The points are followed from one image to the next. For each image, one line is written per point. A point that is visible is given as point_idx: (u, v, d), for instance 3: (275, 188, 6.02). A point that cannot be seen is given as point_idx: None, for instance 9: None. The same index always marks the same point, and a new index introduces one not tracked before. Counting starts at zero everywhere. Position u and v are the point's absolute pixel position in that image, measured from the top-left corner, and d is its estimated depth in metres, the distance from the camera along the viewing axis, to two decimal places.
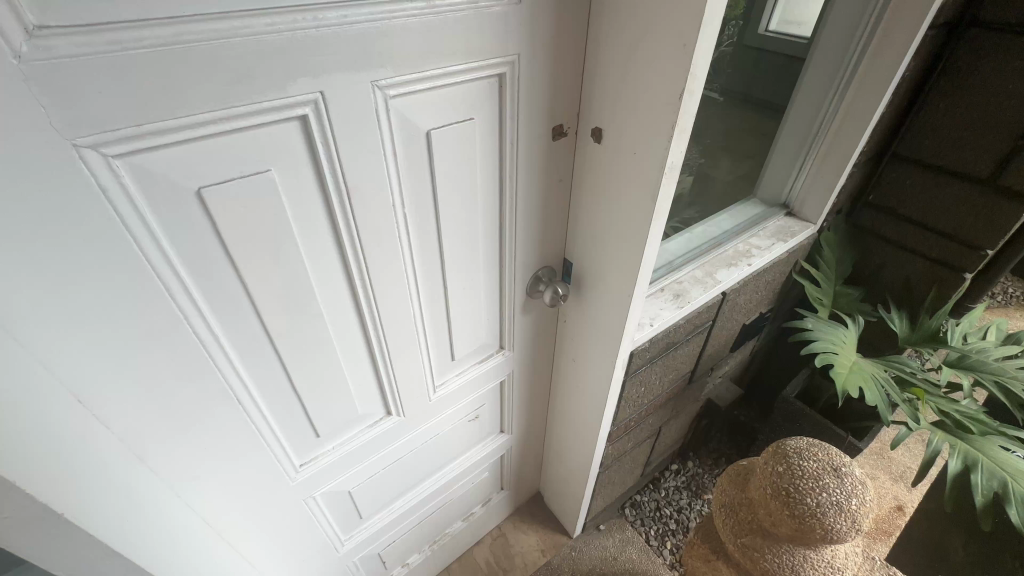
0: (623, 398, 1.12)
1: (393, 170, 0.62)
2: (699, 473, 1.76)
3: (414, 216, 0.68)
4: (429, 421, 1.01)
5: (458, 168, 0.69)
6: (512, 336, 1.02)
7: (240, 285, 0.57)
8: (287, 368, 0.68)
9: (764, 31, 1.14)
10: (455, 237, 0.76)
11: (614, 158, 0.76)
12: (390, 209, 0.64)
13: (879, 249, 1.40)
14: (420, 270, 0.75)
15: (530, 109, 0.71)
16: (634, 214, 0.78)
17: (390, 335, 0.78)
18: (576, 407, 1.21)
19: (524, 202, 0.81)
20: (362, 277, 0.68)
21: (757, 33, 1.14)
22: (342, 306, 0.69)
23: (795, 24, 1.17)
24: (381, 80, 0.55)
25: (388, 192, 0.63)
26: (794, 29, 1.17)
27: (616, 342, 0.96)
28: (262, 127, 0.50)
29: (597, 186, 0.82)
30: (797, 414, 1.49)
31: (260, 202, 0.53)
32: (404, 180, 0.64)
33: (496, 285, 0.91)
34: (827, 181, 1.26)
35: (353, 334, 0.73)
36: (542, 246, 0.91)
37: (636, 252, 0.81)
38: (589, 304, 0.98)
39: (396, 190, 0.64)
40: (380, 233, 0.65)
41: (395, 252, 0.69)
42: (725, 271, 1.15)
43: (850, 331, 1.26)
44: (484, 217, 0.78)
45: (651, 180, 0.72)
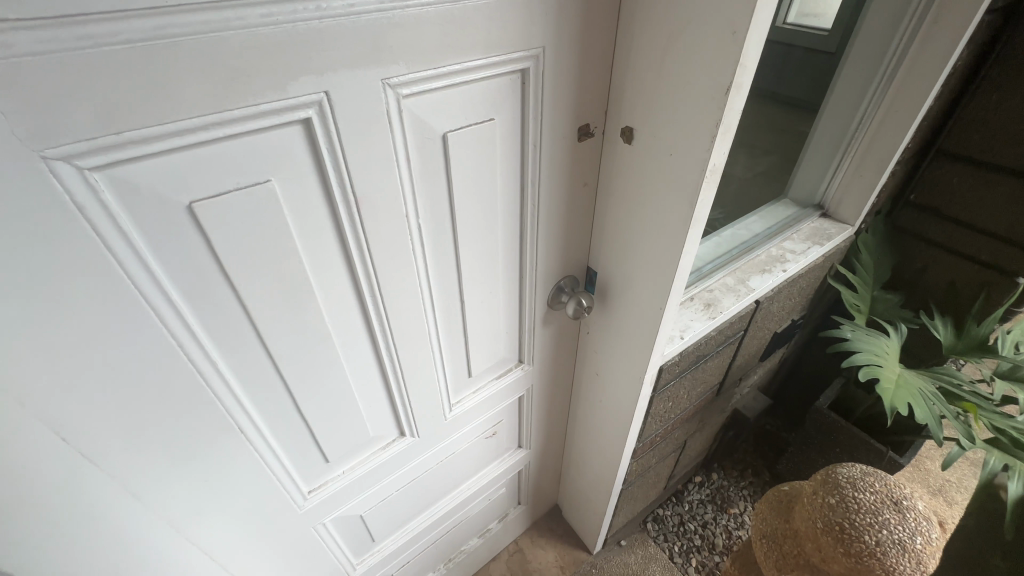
0: (651, 413, 1.05)
1: (408, 177, 0.56)
2: (725, 486, 1.68)
3: (429, 227, 0.63)
4: (444, 440, 0.95)
5: (477, 174, 0.63)
6: (531, 349, 0.96)
7: (240, 307, 0.52)
8: (293, 393, 0.63)
9: (781, 24, 1.05)
10: (473, 249, 0.70)
11: (647, 160, 0.69)
12: (405, 220, 0.59)
13: (921, 252, 1.30)
14: (436, 284, 0.69)
15: (555, 107, 0.64)
16: (669, 221, 0.71)
17: (403, 354, 0.72)
18: (599, 422, 1.15)
19: (547, 209, 0.75)
20: (374, 293, 0.62)
21: (774, 26, 1.04)
22: (354, 325, 0.64)
23: (812, 17, 1.13)
24: (393, 78, 0.49)
25: (402, 201, 0.57)
26: (812, 21, 1.13)
27: (644, 357, 0.90)
28: (260, 132, 0.44)
29: (626, 190, 0.75)
30: (831, 426, 1.41)
31: (260, 216, 0.48)
32: (420, 188, 0.58)
33: (516, 296, 0.85)
34: (866, 180, 1.18)
35: (365, 355, 0.68)
36: (565, 255, 0.85)
37: (672, 262, 0.74)
38: (615, 316, 0.92)
39: (410, 199, 0.58)
40: (392, 246, 0.59)
41: (408, 266, 0.63)
42: (758, 278, 1.08)
43: (893, 340, 1.17)
44: (504, 225, 0.72)
45: (689, 185, 0.65)
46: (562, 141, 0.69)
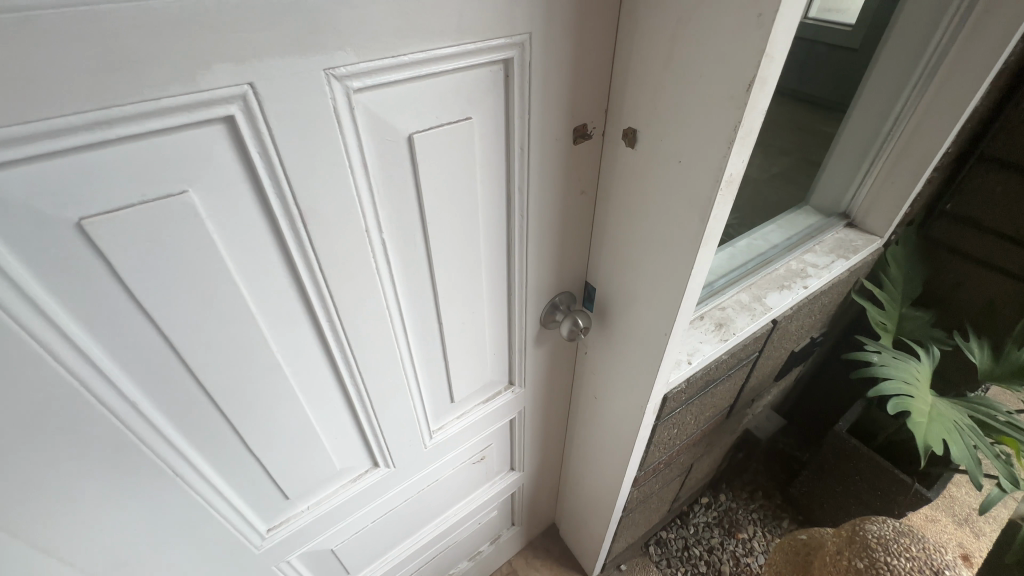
0: (653, 442, 0.96)
1: (367, 186, 0.48)
2: (734, 508, 1.58)
3: (395, 243, 0.54)
4: (425, 469, 0.87)
5: (453, 182, 0.54)
6: (522, 370, 0.87)
7: (161, 338, 0.44)
8: (237, 429, 0.55)
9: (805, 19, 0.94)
10: (451, 267, 0.62)
11: (653, 167, 0.60)
12: (365, 236, 0.50)
13: (956, 267, 1.19)
14: (408, 305, 0.61)
15: (545, 106, 0.56)
16: (677, 238, 0.61)
17: (371, 383, 0.64)
18: (598, 446, 1.06)
19: (538, 220, 0.66)
20: (330, 318, 0.54)
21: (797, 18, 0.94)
22: (310, 354, 0.56)
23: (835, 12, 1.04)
24: (339, 68, 0.40)
25: (359, 213, 0.48)
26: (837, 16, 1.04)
27: (647, 384, 0.81)
28: (169, 133, 0.36)
29: (628, 201, 0.66)
30: (851, 452, 1.30)
31: (175, 234, 0.40)
32: (383, 198, 0.50)
33: (503, 315, 0.76)
34: (899, 189, 1.07)
35: (324, 384, 0.60)
36: (559, 270, 0.76)
37: (679, 284, 0.65)
38: (616, 337, 0.83)
39: (369, 210, 0.49)
40: (349, 265, 0.51)
41: (371, 286, 0.55)
42: (775, 295, 0.97)
43: (923, 365, 1.06)
44: (487, 238, 0.63)
45: (701, 197, 0.56)
46: (554, 144, 0.60)
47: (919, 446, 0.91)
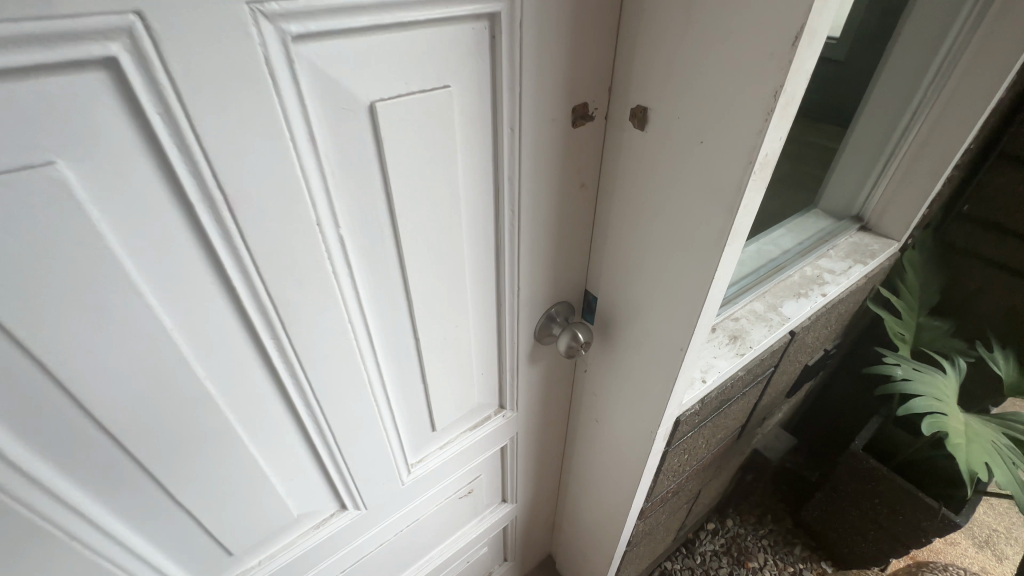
0: (662, 470, 0.86)
1: (319, 167, 0.38)
2: (742, 535, 1.47)
3: (356, 242, 0.44)
4: (404, 508, 0.75)
5: (429, 167, 0.45)
6: (514, 392, 0.76)
7: (35, 366, 0.33)
8: (157, 478, 0.44)
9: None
10: (430, 271, 0.52)
11: (666, 152, 0.51)
12: (318, 231, 0.40)
13: (975, 273, 1.11)
14: (376, 318, 0.51)
15: (539, 76, 0.46)
16: (697, 235, 0.52)
17: (333, 413, 0.53)
18: (599, 475, 0.95)
19: (531, 217, 0.56)
20: (275, 334, 0.43)
21: None
22: (252, 381, 0.45)
23: None
24: (269, 4, 0.30)
25: (309, 201, 0.39)
26: None
27: (657, 407, 0.71)
28: (20, 78, 0.26)
29: (635, 194, 0.57)
30: (869, 473, 1.21)
31: (43, 221, 0.29)
32: (337, 184, 0.40)
33: (491, 329, 0.65)
34: (917, 188, 0.99)
35: (273, 416, 0.49)
36: (556, 276, 0.66)
37: (699, 290, 0.55)
38: (620, 353, 0.73)
39: (323, 198, 0.39)
40: (295, 267, 0.41)
41: (327, 295, 0.44)
42: (791, 304, 0.88)
43: (950, 378, 0.98)
44: (470, 237, 0.53)
45: (727, 185, 0.47)
46: (549, 124, 0.51)
47: (964, 472, 0.81)
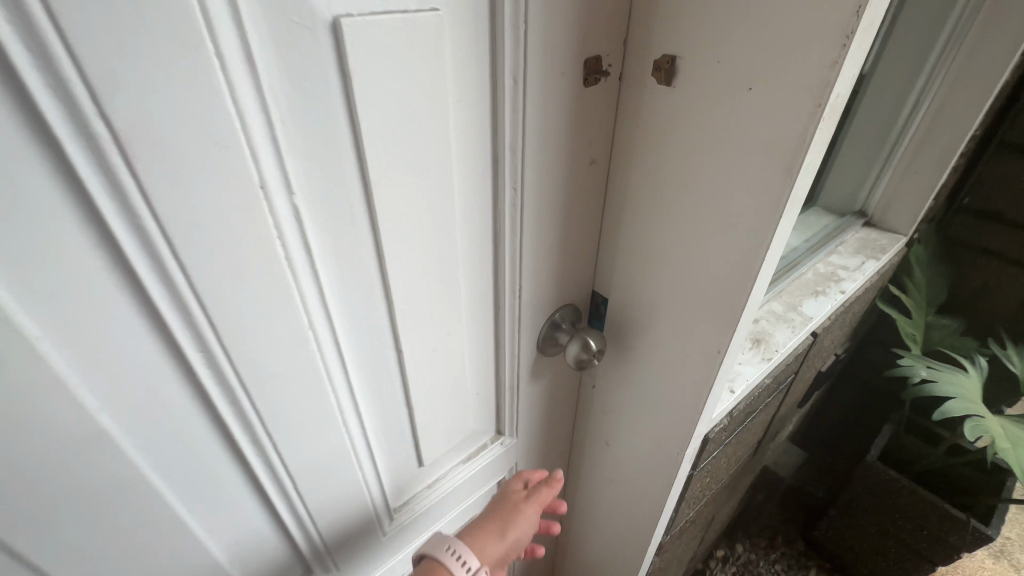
0: (684, 498, 0.75)
1: (261, 106, 0.28)
2: (754, 561, 1.34)
3: (315, 217, 0.33)
4: (383, 566, 0.61)
5: (412, 122, 0.34)
6: (513, 414, 0.65)
7: None
8: (18, 548, 0.31)
9: None
10: (413, 263, 0.41)
11: (701, 111, 0.42)
12: (260, 195, 0.30)
13: (980, 268, 1.07)
14: (346, 324, 0.39)
15: (548, 9, 0.37)
16: (743, 209, 0.43)
17: (288, 449, 0.41)
18: (609, 507, 0.83)
19: (536, 196, 0.46)
20: (201, 338, 0.32)
21: None
22: (169, 407, 0.33)
23: None
24: None
25: (247, 150, 0.29)
26: None
27: (682, 423, 0.60)
28: None
29: (658, 168, 0.47)
30: (889, 486, 1.13)
31: None
32: (288, 133, 0.30)
33: (487, 338, 0.54)
34: (924, 179, 0.94)
35: (201, 453, 0.37)
36: (563, 272, 0.56)
37: (744, 276, 0.46)
38: (635, 363, 0.62)
39: (267, 150, 0.30)
40: (224, 244, 0.30)
41: (275, 284, 0.34)
42: (811, 303, 0.80)
43: (973, 377, 0.92)
44: (463, 220, 0.43)
45: (786, 141, 0.38)
46: (557, 77, 0.41)
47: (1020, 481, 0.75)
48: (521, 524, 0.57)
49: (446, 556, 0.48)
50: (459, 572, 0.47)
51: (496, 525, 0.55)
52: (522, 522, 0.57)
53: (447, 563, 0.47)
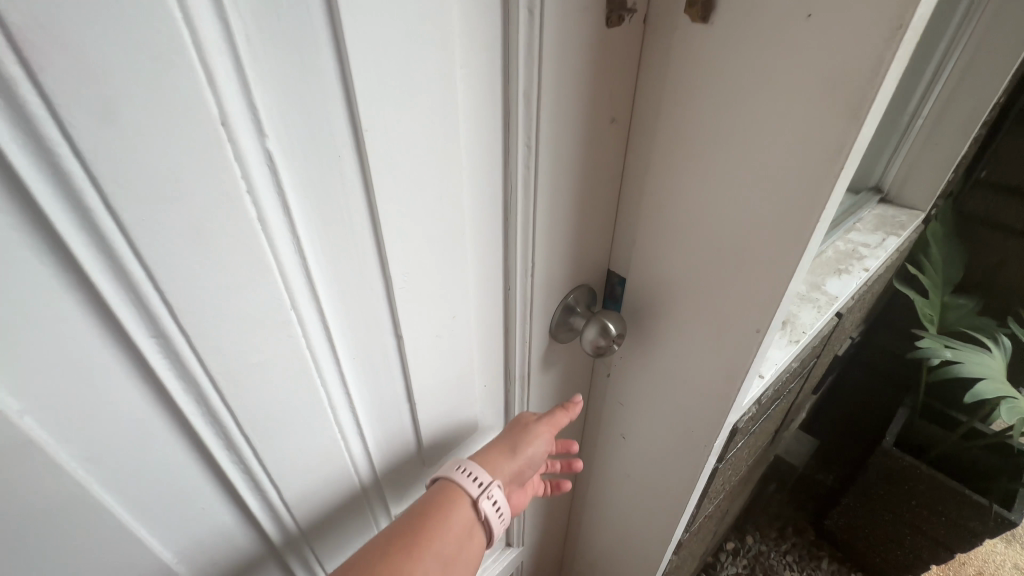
0: (705, 494, 0.69)
1: (219, 23, 0.22)
2: (765, 553, 1.31)
3: (291, 172, 0.27)
4: None
5: (411, 60, 0.29)
6: (523, 408, 0.59)
7: None
8: None
9: None
10: (413, 234, 0.35)
11: (745, 48, 0.36)
12: (225, 142, 0.24)
13: (998, 245, 1.03)
14: (335, 305, 0.33)
15: None
16: (794, 164, 0.37)
17: (266, 446, 0.35)
18: (623, 503, 0.78)
19: (550, 158, 0.40)
20: (152, 320, 0.26)
21: None
22: (122, 409, 0.28)
23: None
24: None
25: (202, 78, 0.23)
26: None
27: (709, 412, 0.55)
28: None
29: (688, 125, 0.41)
30: (904, 472, 1.10)
31: None
32: (256, 63, 0.24)
33: (495, 323, 0.48)
34: (945, 152, 0.90)
35: (160, 458, 0.31)
36: (577, 248, 0.50)
37: (791, 245, 0.40)
38: (655, 348, 0.57)
39: (230, 84, 0.23)
40: (175, 200, 0.24)
41: (244, 254, 0.27)
42: (835, 282, 0.75)
43: (998, 359, 0.87)
44: (469, 182, 0.37)
45: (850, 80, 0.32)
46: (576, 12, 0.35)
47: None
48: (536, 447, 0.52)
49: (458, 476, 0.46)
50: (474, 491, 0.45)
51: (506, 445, 0.51)
52: (537, 444, 0.52)
53: (460, 481, 0.46)
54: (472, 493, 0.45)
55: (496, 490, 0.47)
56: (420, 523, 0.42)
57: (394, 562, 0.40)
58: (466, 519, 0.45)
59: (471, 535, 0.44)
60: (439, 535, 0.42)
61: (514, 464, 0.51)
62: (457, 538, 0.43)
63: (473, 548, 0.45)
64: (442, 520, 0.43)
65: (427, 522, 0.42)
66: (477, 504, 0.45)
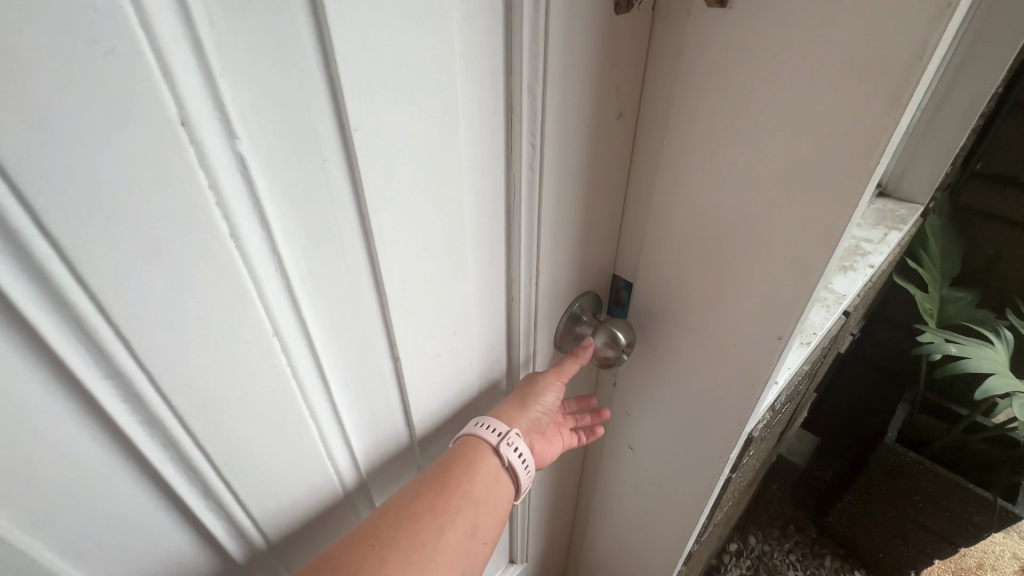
0: (717, 504, 0.66)
1: (175, 2, 0.18)
2: (768, 553, 1.29)
3: (266, 179, 0.23)
4: None
5: (406, 49, 0.25)
6: None
7: None
8: None
9: None
10: (409, 246, 0.31)
11: (769, 35, 0.33)
12: (189, 149, 0.21)
13: (994, 237, 1.03)
14: (323, 329, 0.29)
15: None
16: (822, 160, 0.34)
17: (245, 485, 0.31)
18: (629, 515, 0.75)
19: (555, 158, 0.37)
20: (102, 359, 0.22)
21: None
22: (74, 463, 0.24)
23: None
24: None
25: (156, 72, 0.19)
26: None
27: (725, 421, 0.52)
28: None
29: (700, 120, 0.38)
30: (906, 468, 1.08)
31: None
32: (223, 52, 0.20)
33: (497, 336, 0.45)
34: (944, 144, 0.88)
35: (120, 511, 0.27)
36: (583, 253, 0.47)
37: (819, 247, 0.37)
38: (664, 357, 0.54)
39: (192, 77, 0.20)
40: (124, 216, 0.20)
41: (213, 276, 0.23)
42: (843, 280, 0.73)
43: (1001, 352, 0.85)
44: (469, 185, 0.33)
45: (892, 65, 0.29)
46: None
47: None
48: (547, 397, 0.47)
49: (476, 429, 0.43)
50: (495, 441, 0.42)
51: (515, 397, 0.46)
52: (549, 394, 0.47)
53: (479, 433, 0.43)
54: (492, 442, 0.42)
55: (515, 439, 0.43)
56: (446, 469, 0.40)
57: (424, 506, 0.38)
58: (493, 470, 0.42)
59: (499, 480, 0.42)
60: (466, 481, 0.40)
61: (529, 416, 0.46)
62: (485, 485, 0.41)
63: (503, 496, 0.43)
64: (468, 467, 0.41)
65: (452, 467, 0.41)
66: (500, 451, 0.42)
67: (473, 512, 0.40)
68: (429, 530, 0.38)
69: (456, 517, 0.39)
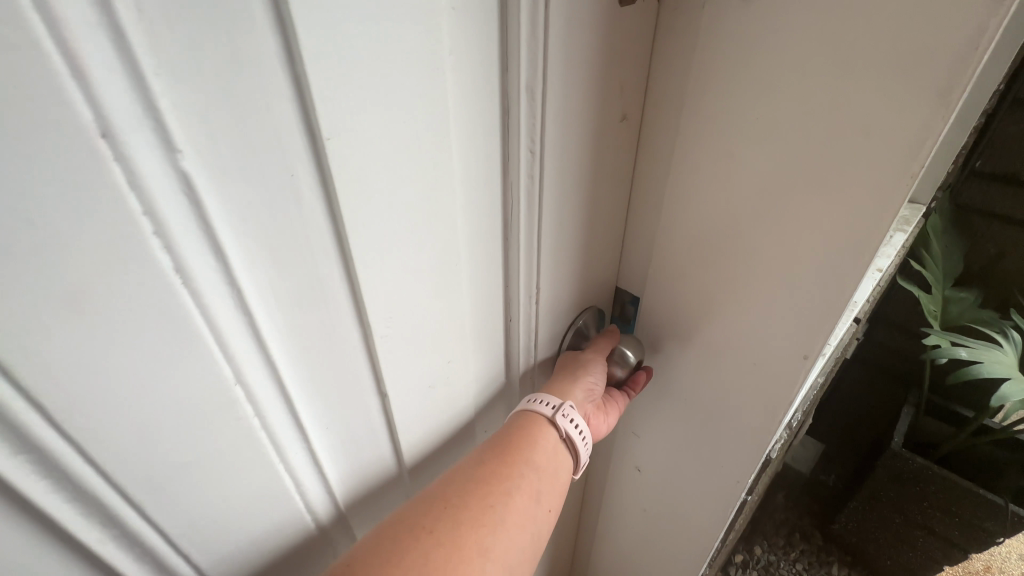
0: (732, 526, 0.63)
1: None
2: (775, 563, 1.25)
3: (218, 201, 0.19)
4: None
5: (383, 44, 0.21)
6: None
7: None
8: None
9: None
10: (394, 269, 0.27)
11: (798, 26, 0.29)
12: (115, 166, 0.17)
13: (994, 236, 1.01)
14: (298, 369, 0.25)
15: None
16: (859, 162, 0.31)
17: (209, 553, 0.27)
18: (637, 539, 0.71)
19: (555, 164, 0.33)
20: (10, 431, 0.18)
21: None
22: None
23: None
24: None
25: (62, 74, 0.15)
26: None
27: (743, 442, 0.48)
28: None
29: (713, 116, 0.35)
30: (913, 475, 1.04)
31: None
32: (153, 44, 0.16)
33: (494, 361, 0.41)
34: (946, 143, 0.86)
35: None
36: (585, 266, 0.43)
37: (853, 257, 0.33)
38: (673, 375, 0.50)
39: (115, 77, 0.16)
40: (26, 255, 0.16)
41: (154, 320, 0.19)
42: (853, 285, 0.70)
43: (1011, 355, 0.83)
44: (461, 199, 0.29)
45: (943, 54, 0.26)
46: None
47: None
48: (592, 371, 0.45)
49: (530, 405, 0.42)
50: (550, 414, 0.41)
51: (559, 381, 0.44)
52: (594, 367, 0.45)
53: (534, 407, 0.42)
54: (547, 414, 0.41)
55: (571, 410, 0.42)
56: (508, 436, 0.40)
57: (489, 472, 0.37)
58: (552, 441, 0.41)
59: (558, 451, 0.41)
60: (528, 449, 0.39)
61: (581, 387, 0.44)
62: (547, 453, 0.40)
63: (562, 465, 0.42)
64: (529, 433, 0.40)
65: (512, 437, 0.40)
66: (556, 423, 0.41)
67: (538, 477, 0.39)
68: (497, 493, 0.37)
69: (524, 482, 0.38)
